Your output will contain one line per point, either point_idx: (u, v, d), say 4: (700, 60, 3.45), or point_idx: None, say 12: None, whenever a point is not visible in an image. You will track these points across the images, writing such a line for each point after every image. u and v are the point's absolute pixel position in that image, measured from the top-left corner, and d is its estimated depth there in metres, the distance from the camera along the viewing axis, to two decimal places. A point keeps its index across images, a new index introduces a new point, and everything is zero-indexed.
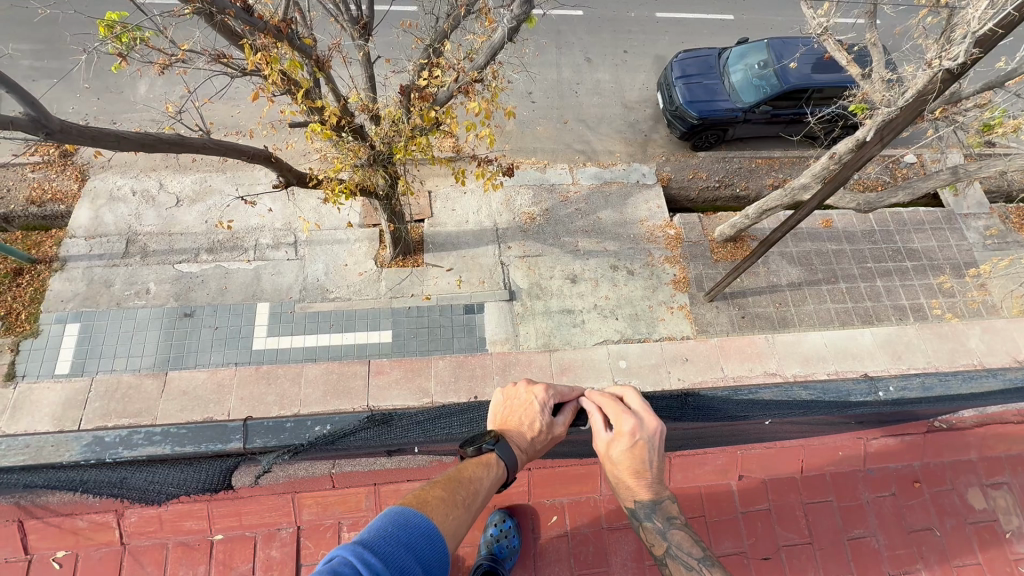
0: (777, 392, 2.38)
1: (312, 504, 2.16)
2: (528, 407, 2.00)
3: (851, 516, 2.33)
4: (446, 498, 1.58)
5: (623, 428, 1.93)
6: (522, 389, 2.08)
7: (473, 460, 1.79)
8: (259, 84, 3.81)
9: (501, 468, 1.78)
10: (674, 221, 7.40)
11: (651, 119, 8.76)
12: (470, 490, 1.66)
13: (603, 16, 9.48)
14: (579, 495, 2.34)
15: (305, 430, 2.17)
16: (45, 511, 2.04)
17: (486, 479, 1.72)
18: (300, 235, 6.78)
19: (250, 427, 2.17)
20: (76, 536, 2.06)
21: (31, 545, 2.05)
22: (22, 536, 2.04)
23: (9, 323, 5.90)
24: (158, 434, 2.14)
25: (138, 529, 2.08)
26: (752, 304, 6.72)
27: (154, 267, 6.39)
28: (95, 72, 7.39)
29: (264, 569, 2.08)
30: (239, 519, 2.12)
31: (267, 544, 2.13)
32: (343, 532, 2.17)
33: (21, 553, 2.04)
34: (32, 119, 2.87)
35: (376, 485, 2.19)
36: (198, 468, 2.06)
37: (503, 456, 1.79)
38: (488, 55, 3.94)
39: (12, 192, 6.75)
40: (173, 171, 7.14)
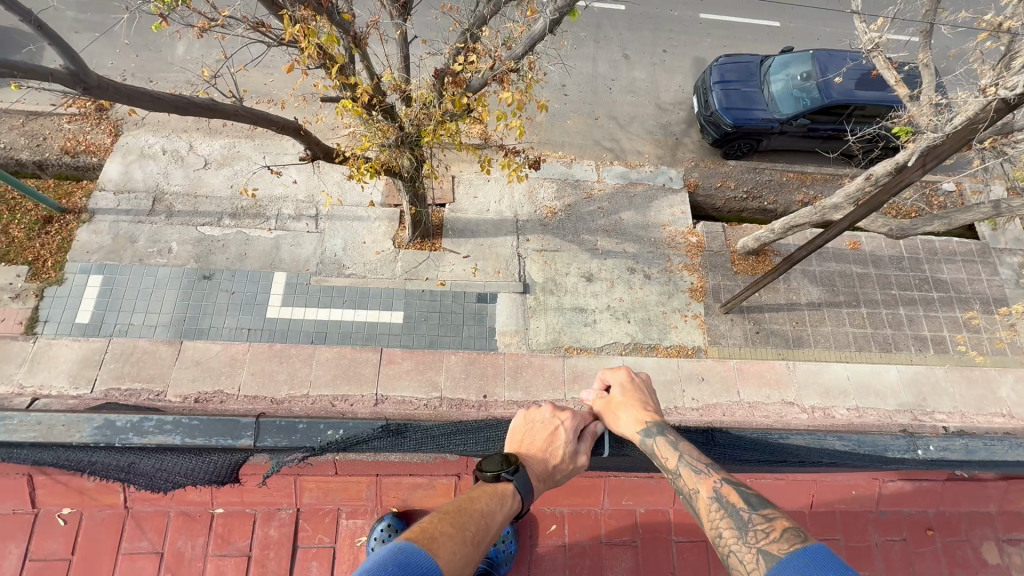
0: (810, 439, 2.15)
1: (311, 488, 2.19)
2: (554, 433, 1.99)
3: (856, 557, 2.29)
4: (453, 536, 1.50)
5: (617, 375, 2.27)
6: (544, 411, 2.09)
7: (488, 486, 1.75)
8: (296, 56, 3.77)
9: (514, 503, 1.73)
10: (697, 229, 7.31)
11: (684, 123, 8.58)
12: (478, 526, 1.58)
13: (646, 12, 9.25)
14: (580, 507, 2.33)
15: (319, 433, 1.99)
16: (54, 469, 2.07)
17: (498, 514, 1.66)
18: (321, 208, 6.82)
19: (262, 424, 2.01)
20: (82, 495, 2.09)
21: (38, 500, 2.09)
22: (31, 490, 2.08)
23: (35, 269, 6.05)
24: (169, 423, 2.00)
25: (142, 496, 2.12)
26: (769, 321, 6.61)
27: (178, 228, 6.50)
28: (135, 30, 7.46)
29: (262, 546, 2.14)
30: (241, 496, 2.16)
31: (267, 523, 2.18)
32: (342, 518, 2.23)
33: (29, 506, 2.08)
34: (71, 72, 2.87)
35: (378, 476, 2.22)
36: (207, 461, 1.96)
37: (522, 489, 1.75)
38: (526, 46, 3.83)
39: (48, 141, 6.89)
40: (202, 134, 7.20)
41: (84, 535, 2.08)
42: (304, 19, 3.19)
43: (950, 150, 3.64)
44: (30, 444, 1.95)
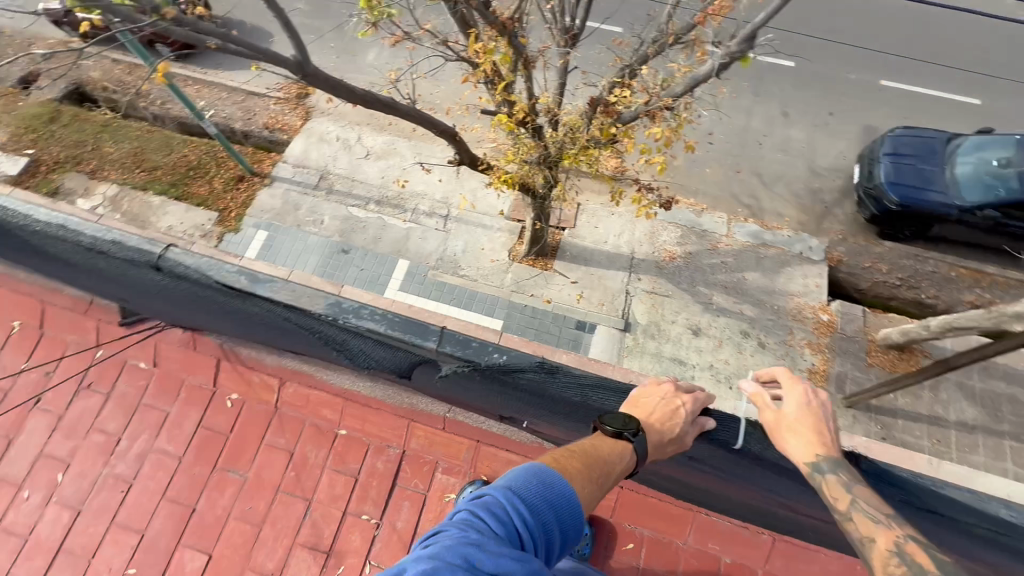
0: (965, 496, 1.76)
1: (421, 434, 2.56)
2: (675, 410, 1.85)
3: None
4: (582, 471, 1.49)
5: (795, 390, 1.85)
6: (665, 387, 1.95)
7: (606, 439, 1.71)
8: (469, 70, 4.17)
9: (633, 460, 1.68)
10: (831, 307, 6.66)
11: (839, 192, 7.88)
12: (603, 470, 1.55)
13: (818, 71, 8.71)
14: (661, 534, 2.41)
15: (485, 354, 2.04)
16: (236, 359, 2.66)
17: (620, 464, 1.62)
18: (452, 211, 7.37)
19: (445, 334, 2.05)
20: (250, 387, 2.62)
21: (219, 380, 2.64)
22: (216, 371, 2.65)
23: (223, 216, 7.31)
24: (380, 313, 2.11)
25: (291, 399, 2.61)
26: (900, 429, 5.77)
27: (333, 204, 7.45)
28: (340, 35, 8.76)
29: (369, 473, 2.49)
30: (364, 424, 2.57)
31: (376, 455, 2.53)
32: (438, 472, 2.52)
33: (210, 383, 2.63)
34: (297, 62, 3.49)
35: (478, 443, 2.56)
36: (398, 354, 2.10)
37: (640, 451, 1.69)
38: (687, 86, 3.82)
39: (256, 116, 8.35)
40: (370, 129, 8.20)
41: (244, 418, 2.57)
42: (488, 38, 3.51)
43: None
44: (266, 300, 2.11)
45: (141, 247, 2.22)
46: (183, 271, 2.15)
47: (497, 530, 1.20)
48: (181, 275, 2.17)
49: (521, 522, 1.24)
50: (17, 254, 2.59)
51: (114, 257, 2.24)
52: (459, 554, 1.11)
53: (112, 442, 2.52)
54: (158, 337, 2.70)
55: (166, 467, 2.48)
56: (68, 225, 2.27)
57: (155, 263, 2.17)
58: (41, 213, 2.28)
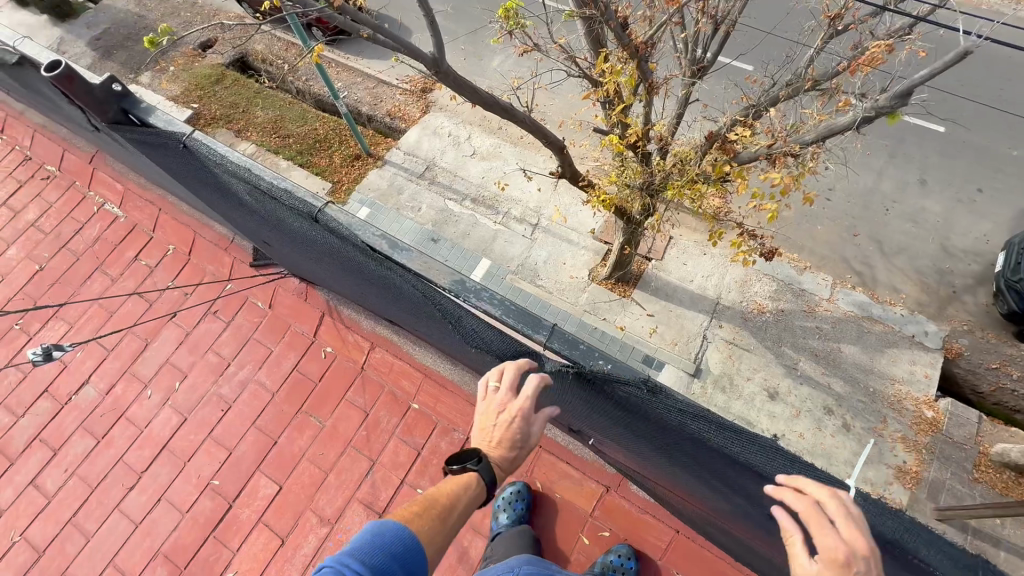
0: None
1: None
2: (507, 427, 1.86)
3: None
4: (419, 514, 1.63)
5: (822, 547, 1.35)
6: (495, 408, 1.90)
7: (451, 480, 1.80)
8: (590, 87, 4.21)
9: (478, 490, 1.79)
10: (939, 404, 5.89)
11: (974, 278, 6.96)
12: (443, 509, 1.69)
13: (972, 142, 7.79)
14: None
15: (591, 357, 2.05)
16: (339, 318, 3.27)
17: (463, 497, 1.75)
18: (542, 220, 7.47)
19: (556, 329, 2.08)
20: (344, 344, 3.19)
21: (319, 333, 3.24)
22: (319, 325, 3.26)
23: (335, 189, 7.97)
24: (497, 299, 2.20)
25: (376, 364, 3.13)
26: (1001, 563, 4.96)
27: (432, 195, 7.84)
28: (472, 39, 9.23)
29: (432, 450, 2.92)
30: (436, 404, 3.01)
31: (441, 435, 2.94)
32: None
33: (311, 334, 3.25)
34: (433, 58, 3.73)
35: (540, 448, 2.98)
36: (505, 339, 1.99)
37: (485, 475, 1.80)
38: (820, 135, 3.56)
39: (382, 103, 9.02)
40: (481, 130, 8.53)
41: (333, 371, 3.15)
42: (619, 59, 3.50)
43: None
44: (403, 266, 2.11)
45: (305, 200, 2.33)
46: (335, 227, 2.21)
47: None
48: (332, 231, 2.23)
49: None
50: (201, 185, 2.88)
51: (280, 204, 2.37)
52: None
53: (223, 365, 3.24)
54: (279, 282, 3.41)
55: (259, 399, 3.12)
56: (252, 170, 2.46)
57: (314, 214, 2.25)
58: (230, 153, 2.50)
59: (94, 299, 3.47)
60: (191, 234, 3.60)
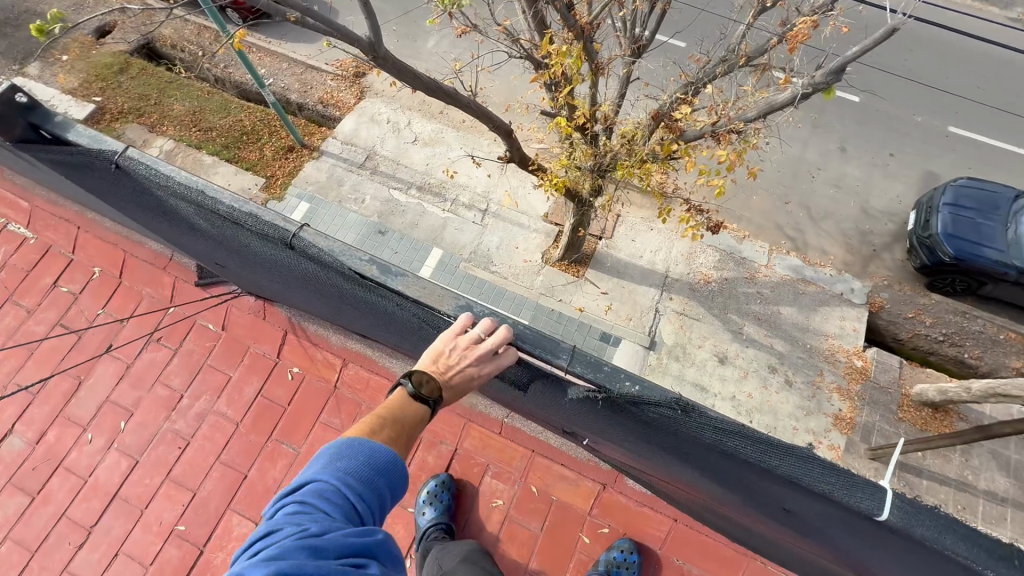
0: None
1: (476, 436, 3.16)
2: (467, 371, 1.96)
3: None
4: (391, 439, 1.82)
5: None
6: (467, 355, 1.96)
7: (405, 402, 1.94)
8: (535, 67, 4.12)
9: (428, 418, 1.98)
10: (867, 353, 6.43)
11: (890, 236, 7.59)
12: (407, 434, 1.87)
13: (883, 110, 8.42)
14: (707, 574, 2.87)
15: (616, 380, 1.96)
16: (302, 334, 3.33)
17: (419, 422, 1.93)
18: (492, 206, 7.38)
19: (577, 353, 2.00)
20: (311, 363, 3.27)
21: (283, 353, 3.30)
22: (282, 343, 3.31)
23: (268, 183, 7.48)
24: (511, 323, 2.09)
25: (349, 381, 3.25)
26: (924, 490, 5.56)
27: (375, 185, 7.53)
28: (404, 20, 8.86)
29: (421, 465, 3.13)
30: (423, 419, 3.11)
31: (428, 450, 3.17)
32: (487, 474, 3.11)
33: (276, 355, 3.29)
34: (369, 43, 3.52)
35: (533, 453, 3.11)
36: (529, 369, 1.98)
37: (435, 409, 1.98)
38: (761, 112, 3.64)
39: (313, 90, 8.50)
40: (422, 115, 8.25)
41: (302, 392, 3.22)
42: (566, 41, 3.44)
43: None
44: (394, 293, 2.05)
45: (277, 223, 2.15)
46: (316, 253, 2.08)
47: (335, 515, 1.54)
48: (311, 256, 2.10)
49: (356, 504, 1.59)
50: (142, 208, 2.60)
51: (247, 229, 2.20)
52: (303, 549, 1.39)
53: (175, 398, 3.20)
54: (233, 302, 3.38)
55: (221, 431, 3.13)
56: (206, 191, 2.24)
57: (288, 239, 2.11)
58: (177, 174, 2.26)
59: (22, 346, 3.28)
60: (120, 255, 3.48)
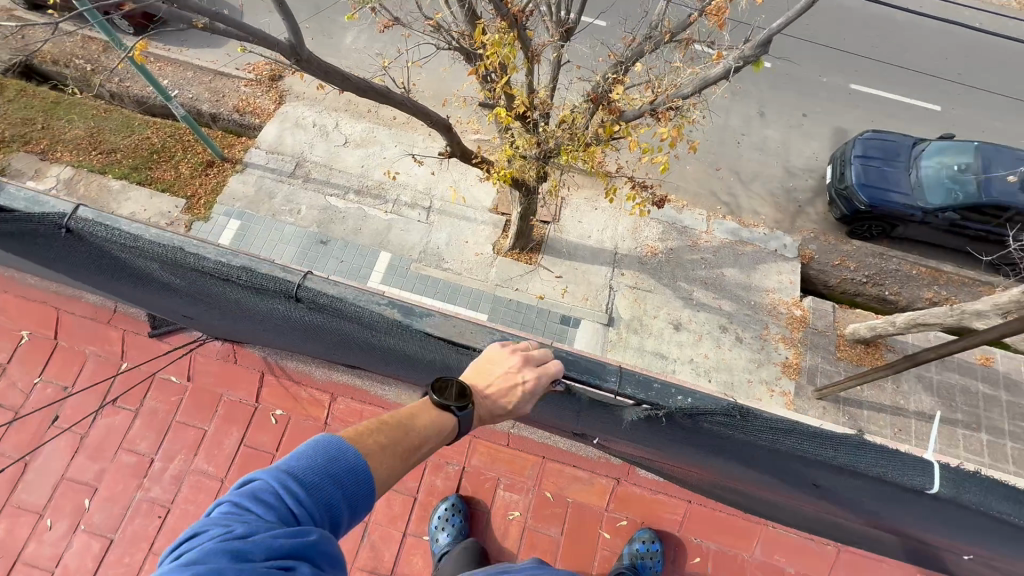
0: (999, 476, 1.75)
1: (483, 451, 2.56)
2: (512, 388, 1.74)
3: None
4: (379, 442, 1.43)
5: None
6: (514, 357, 1.80)
7: (428, 410, 1.60)
8: (467, 58, 4.03)
9: (453, 431, 1.62)
10: (804, 303, 6.92)
11: (811, 191, 8.16)
12: (406, 439, 1.48)
13: (793, 74, 8.96)
14: (729, 548, 2.38)
15: (667, 396, 1.82)
16: (281, 372, 2.71)
17: (433, 436, 1.54)
18: (435, 202, 7.23)
19: (624, 373, 1.88)
20: (295, 402, 2.67)
21: (261, 396, 2.67)
22: (258, 386, 2.68)
23: (190, 203, 6.92)
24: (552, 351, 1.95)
25: (342, 416, 2.66)
26: (865, 420, 6.10)
27: (310, 193, 7.17)
28: (316, 17, 8.40)
29: (428, 492, 2.52)
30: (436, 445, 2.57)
31: (434, 474, 2.56)
32: (499, 488, 2.55)
33: (252, 399, 2.66)
34: (290, 45, 3.30)
35: (544, 458, 2.55)
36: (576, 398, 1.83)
37: (464, 424, 1.63)
38: (696, 88, 3.76)
39: (226, 98, 7.92)
40: (349, 115, 7.90)
41: (288, 434, 2.61)
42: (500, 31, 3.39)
43: None
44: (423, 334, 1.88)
45: (274, 275, 1.92)
46: (328, 302, 1.91)
47: (266, 516, 1.17)
48: (321, 307, 1.92)
49: (298, 500, 1.23)
50: (86, 269, 2.22)
51: (237, 284, 1.94)
52: (221, 552, 1.06)
53: (145, 464, 2.54)
54: (198, 349, 2.71)
55: (201, 491, 2.50)
56: (189, 247, 1.98)
57: (293, 291, 1.90)
58: (147, 231, 1.99)
59: None
60: (50, 312, 2.72)
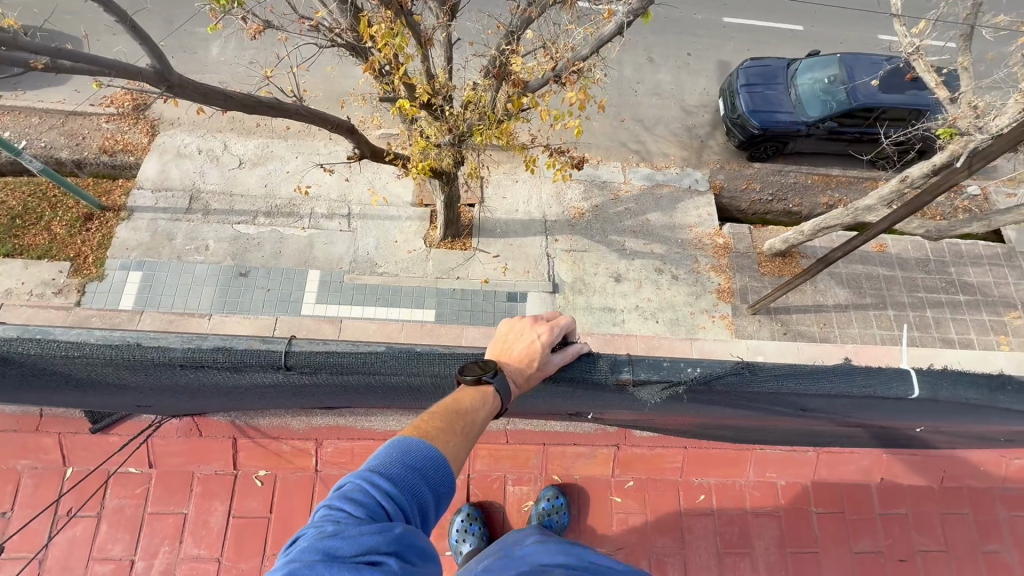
0: None
1: (484, 454, 2.52)
2: (530, 344, 1.78)
3: (986, 530, 2.47)
4: (444, 430, 1.49)
5: None
6: (523, 321, 1.85)
7: (469, 390, 1.60)
8: (359, 56, 3.83)
9: (501, 404, 1.61)
10: (724, 231, 7.40)
11: (709, 125, 8.65)
12: (466, 422, 1.52)
13: (671, 17, 9.33)
14: (725, 478, 2.53)
15: (680, 370, 1.73)
16: (256, 433, 2.42)
17: (482, 411, 1.55)
18: (354, 208, 6.92)
19: (634, 359, 1.75)
20: (279, 458, 2.46)
21: (240, 462, 2.45)
22: (234, 453, 2.43)
23: (77, 265, 6.17)
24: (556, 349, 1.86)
25: (332, 458, 2.47)
26: (796, 323, 6.71)
27: (214, 226, 6.61)
28: (170, 31, 7.59)
29: None
30: None
31: None
32: (508, 485, 2.58)
33: (230, 467, 2.45)
34: (157, 72, 2.97)
35: (545, 446, 2.51)
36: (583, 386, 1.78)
37: (504, 392, 1.61)
38: (593, 48, 3.82)
39: (87, 140, 7.02)
40: (237, 134, 7.31)
41: (280, 494, 2.45)
42: (386, 20, 3.24)
43: (998, 150, 3.67)
44: (439, 355, 1.74)
45: (256, 349, 1.72)
46: (318, 361, 1.70)
47: (356, 513, 1.27)
48: (318, 368, 1.71)
49: (383, 496, 1.32)
50: (23, 390, 1.91)
51: (216, 368, 1.71)
52: (319, 549, 1.18)
53: (126, 568, 2.32)
54: (154, 433, 2.37)
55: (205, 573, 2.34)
56: (144, 344, 1.70)
57: (281, 361, 1.69)
58: (87, 336, 1.70)
59: None
60: None
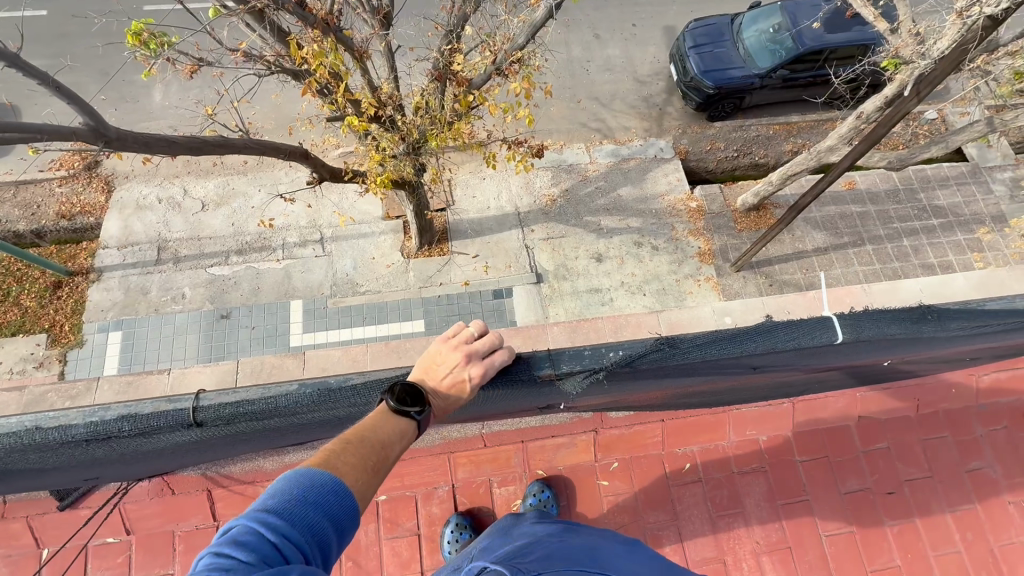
0: None
1: (467, 462, 2.52)
2: (459, 381, 1.71)
3: (967, 449, 2.53)
4: (354, 465, 1.47)
5: None
6: (456, 353, 1.72)
7: (388, 418, 1.60)
8: (303, 81, 3.78)
9: (415, 435, 1.63)
10: (695, 195, 7.43)
11: (664, 92, 8.66)
12: (380, 458, 1.52)
13: None
14: (707, 444, 2.56)
15: (601, 356, 1.81)
16: (230, 480, 2.39)
17: (397, 447, 1.56)
18: (326, 232, 6.85)
19: (554, 354, 1.83)
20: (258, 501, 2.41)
21: (218, 512, 2.41)
22: (212, 504, 2.40)
23: (53, 335, 6.06)
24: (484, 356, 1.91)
25: None
26: (779, 273, 6.78)
27: (188, 272, 6.51)
28: (109, 83, 7.43)
29: (429, 522, 2.50)
30: (402, 481, 2.51)
31: (429, 501, 2.52)
32: (495, 487, 2.56)
33: (210, 519, 2.41)
34: (91, 128, 2.90)
35: (523, 443, 2.54)
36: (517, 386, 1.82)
37: (424, 424, 1.65)
38: (528, 35, 3.80)
39: (43, 208, 6.87)
40: (195, 176, 7.17)
41: None
42: (315, 41, 3.19)
43: (942, 74, 3.71)
44: (350, 387, 1.77)
45: (163, 409, 1.75)
46: (228, 413, 1.73)
47: (248, 558, 1.18)
48: (230, 419, 1.75)
49: (277, 537, 1.26)
50: None
51: (124, 437, 1.74)
52: None
53: None
54: (123, 499, 2.35)
55: None
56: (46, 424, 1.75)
57: (190, 418, 1.73)
58: None
59: None
60: None
